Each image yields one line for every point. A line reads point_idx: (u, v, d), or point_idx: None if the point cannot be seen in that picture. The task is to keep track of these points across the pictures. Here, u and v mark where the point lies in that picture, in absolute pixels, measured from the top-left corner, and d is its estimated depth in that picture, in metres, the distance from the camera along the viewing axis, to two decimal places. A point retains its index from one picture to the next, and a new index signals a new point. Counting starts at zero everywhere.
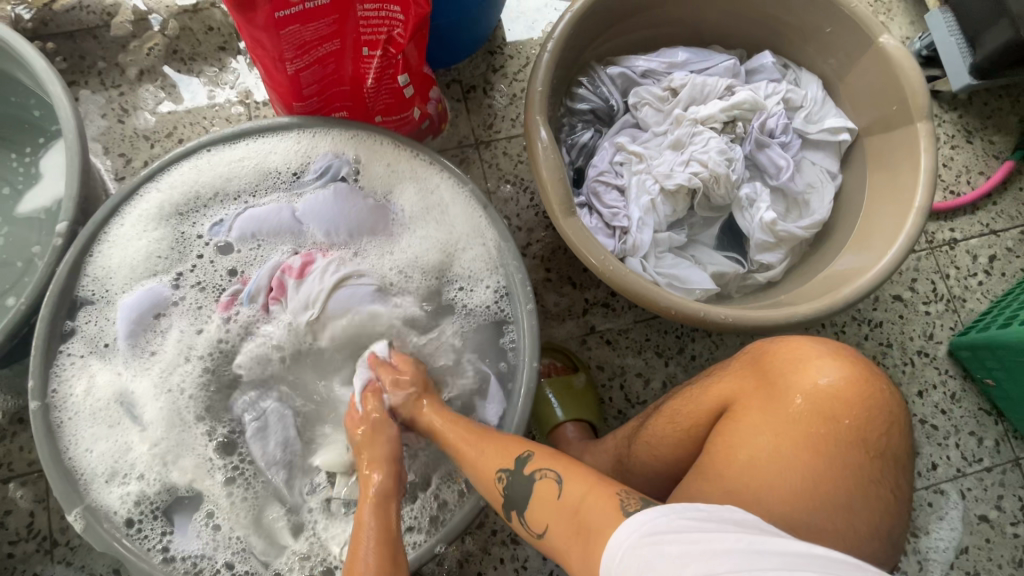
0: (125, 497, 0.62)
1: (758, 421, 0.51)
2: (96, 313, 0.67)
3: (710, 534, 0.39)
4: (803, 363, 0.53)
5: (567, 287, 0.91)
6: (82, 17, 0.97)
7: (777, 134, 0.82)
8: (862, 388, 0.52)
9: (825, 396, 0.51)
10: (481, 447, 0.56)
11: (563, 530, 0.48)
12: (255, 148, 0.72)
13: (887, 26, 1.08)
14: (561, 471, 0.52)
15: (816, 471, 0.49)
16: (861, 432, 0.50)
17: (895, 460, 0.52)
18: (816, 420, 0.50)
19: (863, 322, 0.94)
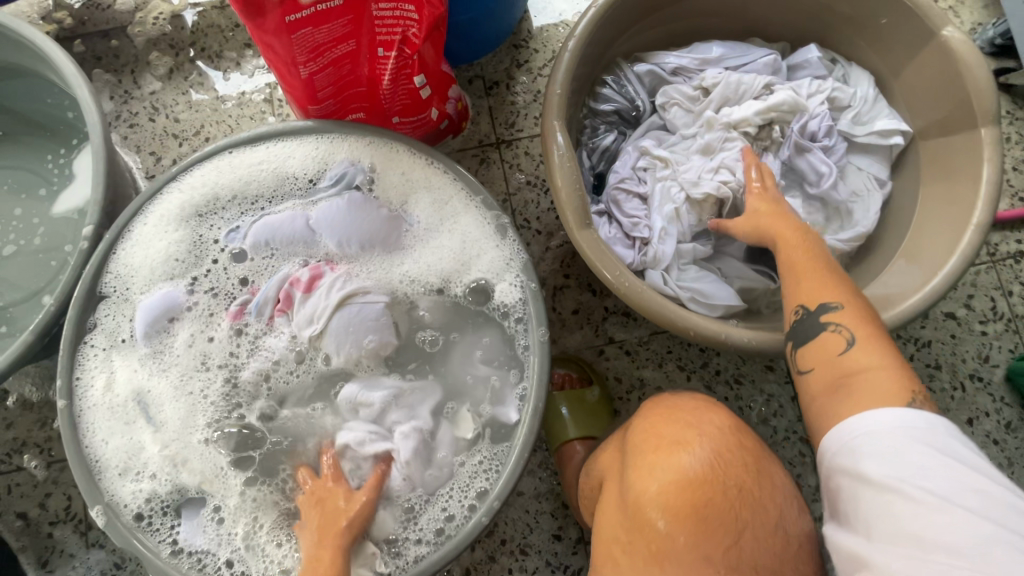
0: (137, 494, 0.65)
1: (620, 515, 0.54)
2: (114, 308, 0.70)
3: (921, 452, 0.45)
4: (658, 456, 0.53)
5: (587, 295, 0.88)
6: (118, 17, 0.99)
7: (819, 138, 0.76)
8: (719, 485, 0.51)
9: (673, 491, 0.51)
10: (817, 271, 0.60)
11: (823, 378, 0.55)
12: (274, 152, 0.72)
13: (956, 11, 0.97)
14: (861, 335, 0.55)
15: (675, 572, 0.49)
16: (705, 535, 0.50)
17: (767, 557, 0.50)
18: (662, 519, 0.51)
19: (908, 341, 0.87)
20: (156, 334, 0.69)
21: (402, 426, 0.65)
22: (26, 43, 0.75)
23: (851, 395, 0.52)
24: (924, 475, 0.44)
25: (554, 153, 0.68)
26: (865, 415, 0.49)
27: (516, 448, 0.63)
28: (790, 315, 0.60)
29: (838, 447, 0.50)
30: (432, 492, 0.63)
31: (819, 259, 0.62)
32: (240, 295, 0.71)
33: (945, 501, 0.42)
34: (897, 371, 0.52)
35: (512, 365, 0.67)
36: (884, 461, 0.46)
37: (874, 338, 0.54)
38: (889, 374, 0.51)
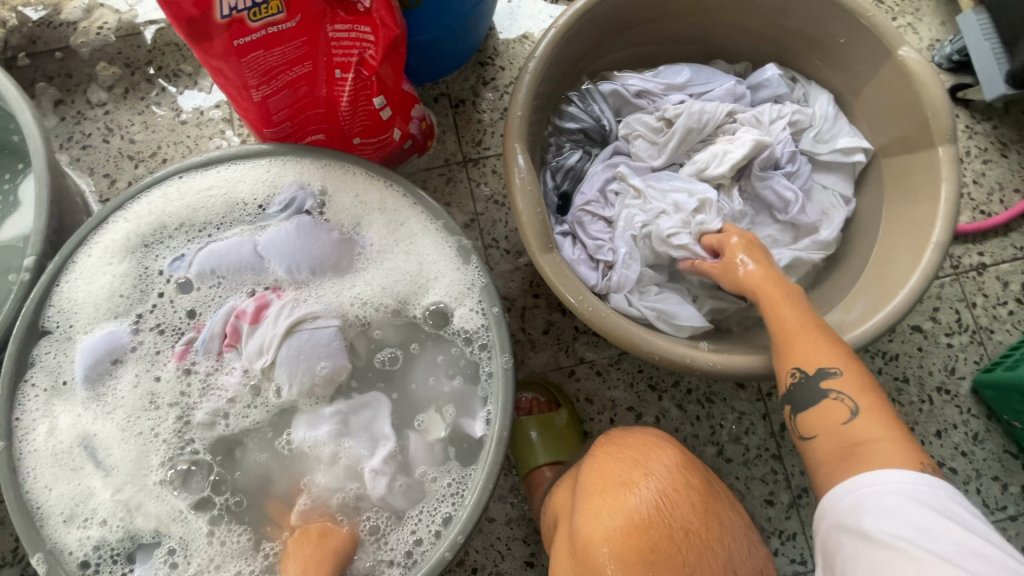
0: (84, 540, 0.62)
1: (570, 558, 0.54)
2: (55, 345, 0.68)
3: (928, 512, 0.46)
4: (606, 499, 0.53)
5: (556, 315, 0.87)
6: (70, 35, 0.96)
7: (782, 164, 0.77)
8: (664, 523, 0.51)
9: (620, 532, 0.51)
10: (812, 334, 0.60)
11: (827, 446, 0.55)
12: (223, 178, 0.71)
13: (915, 28, 0.99)
14: (862, 401, 0.55)
15: None
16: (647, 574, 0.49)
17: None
18: (608, 564, 0.51)
19: (877, 355, 0.87)
20: (99, 375, 0.67)
21: (364, 460, 0.63)
22: None
23: (854, 465, 0.52)
24: (922, 534, 0.45)
25: (514, 175, 0.67)
26: (869, 474, 0.50)
27: (479, 476, 0.62)
28: (786, 380, 0.60)
29: (840, 505, 0.50)
30: (399, 516, 0.62)
31: (809, 319, 0.61)
32: (186, 333, 0.68)
33: (942, 560, 0.43)
34: (902, 444, 0.51)
35: (471, 391, 0.65)
36: (884, 516, 0.47)
37: (869, 400, 0.55)
38: (891, 442, 0.52)
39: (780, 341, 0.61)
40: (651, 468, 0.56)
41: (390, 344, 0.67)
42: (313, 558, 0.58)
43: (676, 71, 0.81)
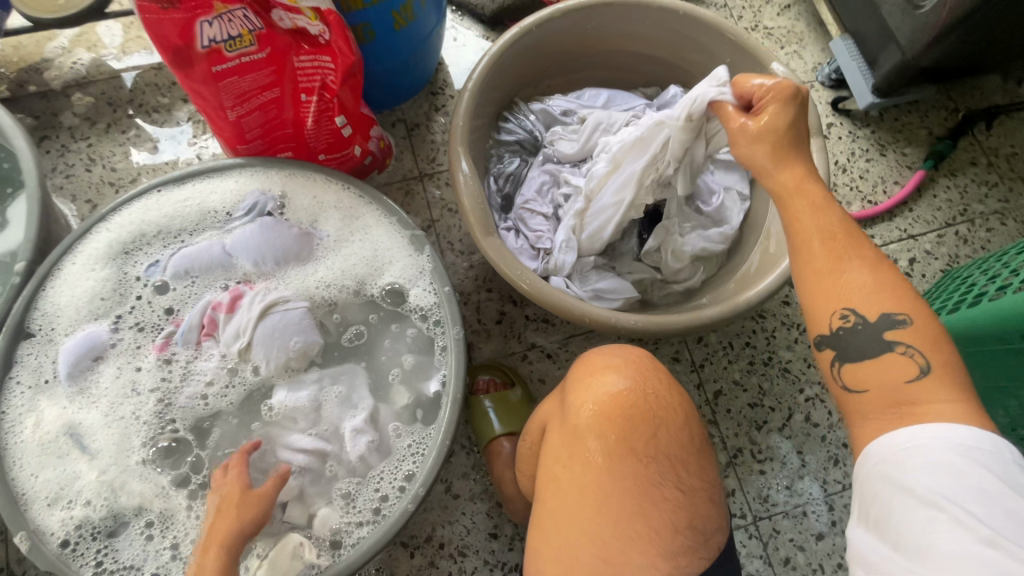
0: (67, 521, 0.65)
1: (559, 442, 0.54)
2: (38, 348, 0.72)
3: (985, 476, 0.41)
4: (591, 380, 0.54)
5: (507, 305, 0.96)
6: (58, 80, 1.06)
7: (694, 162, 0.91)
8: (647, 396, 0.52)
9: (607, 405, 0.52)
10: (860, 260, 0.51)
11: (875, 401, 0.49)
12: (199, 189, 0.79)
13: (800, 54, 1.17)
14: (930, 353, 0.48)
15: (608, 487, 0.50)
16: (631, 442, 0.50)
17: (689, 460, 0.52)
18: (597, 436, 0.51)
19: (792, 326, 0.99)
20: (87, 378, 0.71)
21: (336, 424, 0.71)
22: None
23: (902, 422, 0.47)
24: (976, 498, 0.41)
25: (459, 176, 0.78)
26: (917, 429, 0.45)
27: (439, 433, 0.70)
28: (832, 322, 0.52)
29: (878, 456, 0.46)
30: (365, 477, 0.69)
31: (857, 239, 0.52)
32: (166, 328, 0.74)
33: (990, 528, 0.40)
34: (967, 410, 0.45)
35: (429, 361, 0.74)
36: (932, 477, 0.42)
37: (922, 346, 0.48)
38: (953, 404, 0.46)
39: (827, 277, 0.52)
40: (627, 356, 0.57)
41: (354, 322, 0.76)
42: (229, 486, 0.61)
43: (596, 94, 0.95)
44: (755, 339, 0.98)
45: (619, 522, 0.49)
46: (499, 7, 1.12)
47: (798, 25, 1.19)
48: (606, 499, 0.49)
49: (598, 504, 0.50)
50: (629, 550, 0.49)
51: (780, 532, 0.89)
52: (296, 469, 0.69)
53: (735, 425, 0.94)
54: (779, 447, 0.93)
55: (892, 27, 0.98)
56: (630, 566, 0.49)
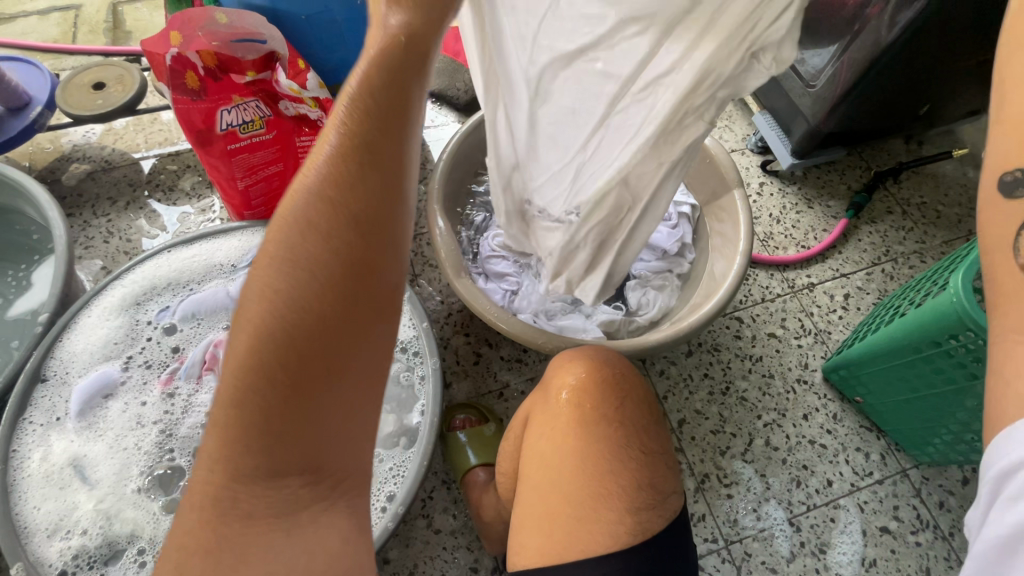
0: (64, 550, 0.69)
1: (542, 423, 0.65)
2: (52, 390, 0.79)
3: None
4: (565, 369, 0.66)
5: (483, 348, 1.05)
6: (86, 167, 1.22)
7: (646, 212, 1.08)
8: (607, 374, 0.64)
9: (578, 383, 0.63)
10: None
11: None
12: (207, 246, 0.90)
13: (731, 127, 1.37)
14: None
15: (582, 449, 0.60)
16: (602, 410, 0.62)
17: (645, 428, 0.63)
18: (569, 412, 0.62)
19: (746, 358, 1.09)
20: (95, 410, 0.79)
21: None
22: (7, 182, 0.94)
23: None
24: None
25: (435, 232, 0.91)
26: None
27: (417, 454, 0.76)
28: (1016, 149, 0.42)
29: None
30: None
31: None
32: (171, 365, 0.83)
33: None
34: None
35: (410, 393, 0.83)
36: None
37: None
38: None
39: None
40: (594, 352, 0.69)
41: None
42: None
43: None
44: (712, 370, 1.07)
45: (588, 479, 0.59)
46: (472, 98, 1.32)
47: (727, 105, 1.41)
48: (582, 459, 0.60)
49: (574, 463, 0.60)
50: (597, 506, 0.58)
51: (752, 555, 0.92)
52: None
53: (700, 452, 1.00)
54: (742, 472, 0.99)
55: (798, 103, 1.18)
56: (598, 521, 0.57)
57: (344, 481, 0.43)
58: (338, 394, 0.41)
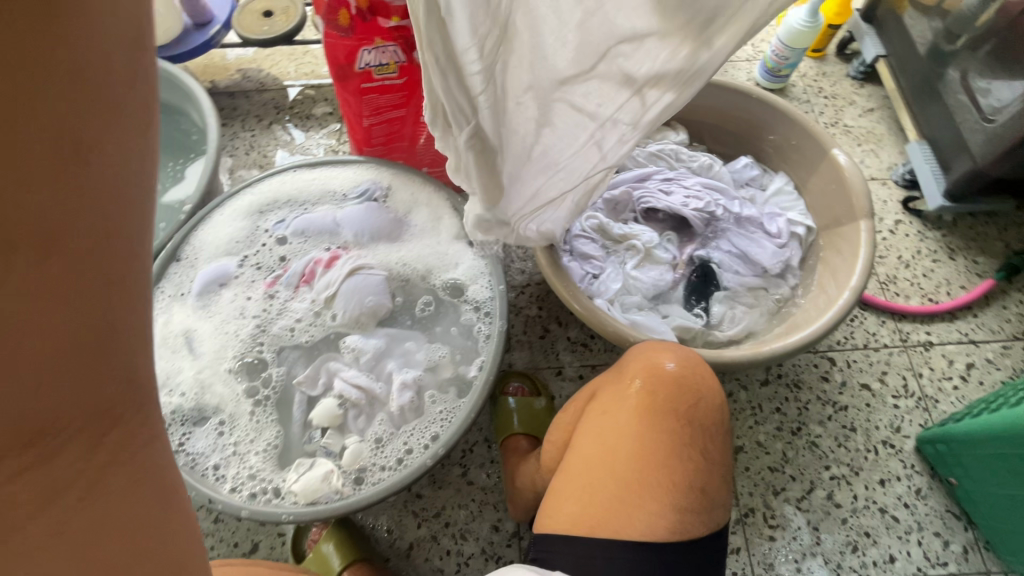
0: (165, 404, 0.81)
1: (606, 402, 0.63)
2: (181, 269, 0.91)
3: None
4: (644, 358, 0.64)
5: (553, 325, 1.06)
6: (244, 85, 1.37)
7: (761, 224, 0.98)
8: (692, 377, 0.62)
9: (658, 378, 0.61)
10: None
11: None
12: (326, 173, 0.99)
13: (876, 153, 1.23)
14: None
15: (642, 436, 0.58)
16: (675, 405, 0.60)
17: (713, 443, 0.60)
18: (639, 399, 0.60)
19: (827, 403, 1.00)
20: (209, 295, 0.90)
21: (395, 374, 0.84)
22: (183, 87, 1.08)
23: None
24: None
25: None
26: None
27: (467, 406, 0.78)
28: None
29: None
30: (398, 428, 0.80)
31: None
32: (276, 271, 0.93)
33: None
34: None
35: (472, 347, 0.86)
36: None
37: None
38: None
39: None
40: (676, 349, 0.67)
41: (424, 296, 0.90)
42: None
43: (696, 158, 1.03)
44: (786, 406, 1.00)
45: (642, 470, 0.57)
46: None
47: (879, 128, 1.26)
48: (641, 448, 0.58)
49: (632, 447, 0.58)
50: (639, 497, 0.56)
51: None
52: (347, 403, 0.82)
53: (752, 484, 0.94)
54: (793, 519, 0.92)
55: (967, 137, 1.03)
56: (640, 509, 0.56)
57: (103, 437, 0.32)
58: (33, 342, 0.26)
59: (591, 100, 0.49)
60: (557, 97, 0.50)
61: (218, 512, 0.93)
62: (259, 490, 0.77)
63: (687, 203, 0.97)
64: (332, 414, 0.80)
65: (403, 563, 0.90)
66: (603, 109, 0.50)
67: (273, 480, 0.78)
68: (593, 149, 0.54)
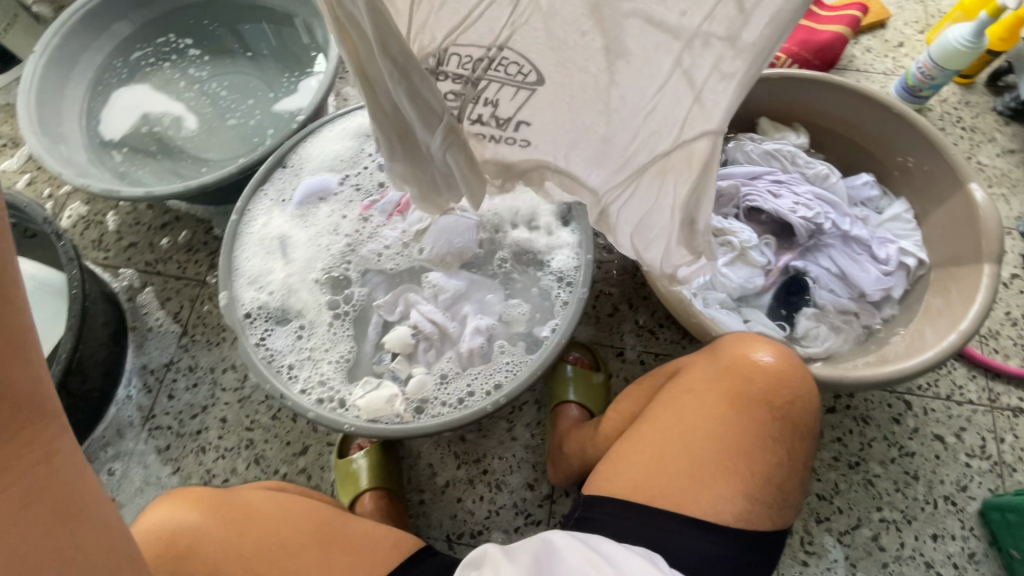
0: (253, 299, 0.85)
1: (693, 381, 0.64)
2: (286, 175, 0.94)
3: None
4: (742, 347, 0.64)
5: (623, 306, 1.05)
6: None
7: (868, 248, 0.93)
8: (790, 376, 0.61)
9: (757, 369, 0.61)
10: None
11: None
12: None
13: (1007, 199, 1.13)
14: None
15: (728, 420, 0.59)
16: (768, 399, 0.60)
17: (798, 442, 0.60)
18: (732, 384, 0.61)
19: (893, 445, 0.95)
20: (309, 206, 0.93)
21: (469, 318, 0.85)
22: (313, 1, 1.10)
23: None
24: None
25: None
26: None
27: (537, 362, 0.79)
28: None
29: None
30: (464, 369, 0.82)
31: None
32: (373, 196, 0.95)
33: None
34: None
35: (548, 309, 0.86)
36: None
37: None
38: None
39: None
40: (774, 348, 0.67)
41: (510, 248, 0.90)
42: None
43: (813, 165, 0.97)
44: (848, 437, 0.96)
45: (727, 453, 0.57)
46: None
47: (1016, 172, 1.15)
48: (724, 431, 0.59)
49: (715, 429, 0.59)
50: (719, 477, 0.57)
51: None
52: (420, 335, 0.84)
53: None
54: (830, 550, 0.90)
55: None
56: (709, 489, 0.56)
57: None
58: None
59: (672, 8, 0.43)
60: (628, 9, 0.44)
61: (277, 412, 0.99)
62: (327, 397, 0.80)
63: (795, 210, 0.92)
64: (406, 342, 0.83)
65: (438, 498, 0.93)
66: (689, 21, 0.43)
67: (340, 391, 0.81)
68: (684, 80, 0.47)
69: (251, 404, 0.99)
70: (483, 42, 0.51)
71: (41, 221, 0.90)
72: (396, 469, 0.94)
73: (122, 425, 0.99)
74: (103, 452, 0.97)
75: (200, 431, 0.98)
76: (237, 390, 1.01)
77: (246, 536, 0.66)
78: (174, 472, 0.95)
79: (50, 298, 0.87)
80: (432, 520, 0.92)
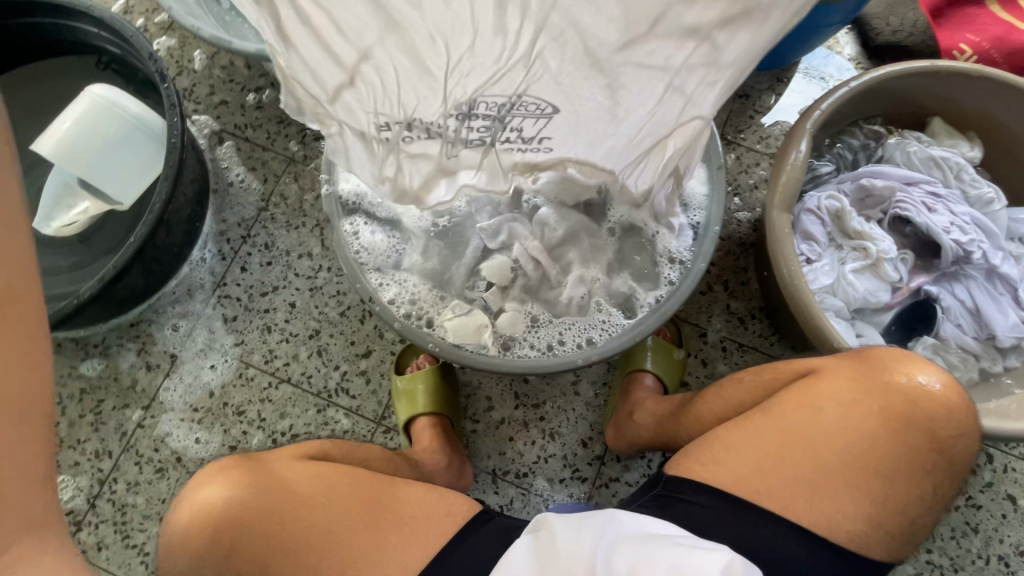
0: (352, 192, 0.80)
1: (837, 383, 0.58)
2: None
3: None
4: (907, 363, 0.58)
5: (718, 287, 0.99)
6: None
7: (1014, 291, 0.84)
8: (957, 408, 0.56)
9: (924, 395, 0.56)
10: None
11: None
12: None
13: None
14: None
15: (874, 437, 0.55)
16: (927, 426, 0.55)
17: (947, 480, 0.57)
18: (888, 402, 0.56)
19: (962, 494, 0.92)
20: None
21: (573, 264, 0.80)
22: None
23: None
24: None
25: (790, 154, 0.79)
26: None
27: (639, 327, 0.74)
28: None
29: None
30: (555, 316, 0.78)
31: None
32: None
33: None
34: None
35: (656, 274, 0.80)
36: None
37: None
38: None
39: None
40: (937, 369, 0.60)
41: None
42: None
43: (980, 187, 0.87)
44: None
45: (861, 473, 0.54)
46: (892, 44, 1.09)
47: None
48: (868, 448, 0.55)
49: (856, 443, 0.55)
50: (844, 493, 0.54)
51: None
52: (518, 269, 0.79)
53: None
54: None
55: None
56: (828, 500, 0.54)
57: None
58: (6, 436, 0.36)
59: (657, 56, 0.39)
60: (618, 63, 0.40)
61: (345, 309, 0.97)
62: (412, 311, 0.78)
63: (949, 230, 0.83)
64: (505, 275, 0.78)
65: (490, 432, 0.93)
66: (674, 61, 0.40)
67: (425, 309, 0.78)
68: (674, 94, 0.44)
69: (322, 296, 0.97)
70: (506, 93, 0.44)
71: (147, 57, 0.84)
72: (453, 395, 0.92)
73: (192, 286, 0.97)
74: (172, 307, 0.97)
75: (267, 310, 0.97)
76: (309, 278, 0.98)
77: (286, 534, 0.58)
78: (237, 343, 0.95)
79: (148, 140, 0.82)
80: (479, 451, 0.92)
